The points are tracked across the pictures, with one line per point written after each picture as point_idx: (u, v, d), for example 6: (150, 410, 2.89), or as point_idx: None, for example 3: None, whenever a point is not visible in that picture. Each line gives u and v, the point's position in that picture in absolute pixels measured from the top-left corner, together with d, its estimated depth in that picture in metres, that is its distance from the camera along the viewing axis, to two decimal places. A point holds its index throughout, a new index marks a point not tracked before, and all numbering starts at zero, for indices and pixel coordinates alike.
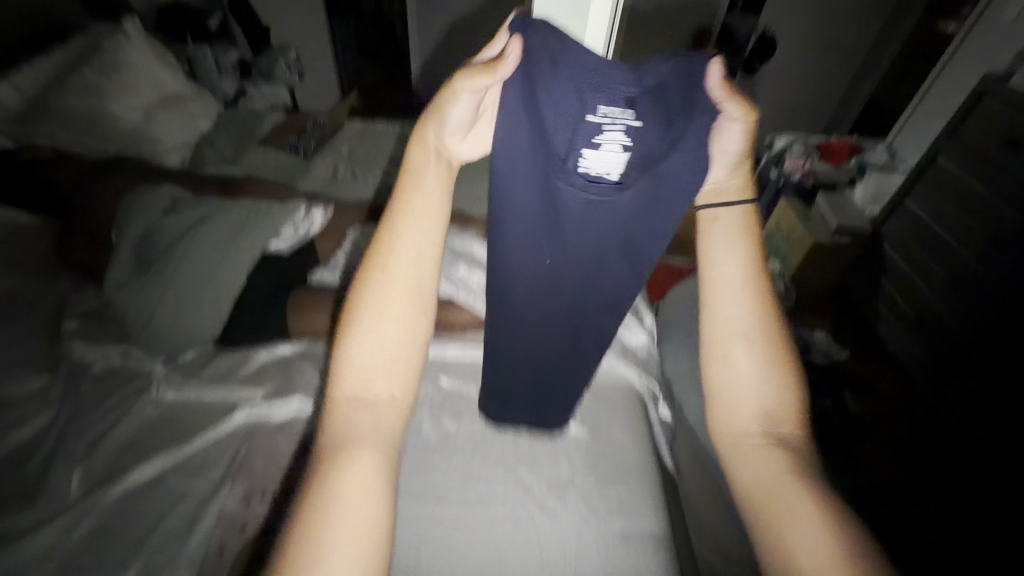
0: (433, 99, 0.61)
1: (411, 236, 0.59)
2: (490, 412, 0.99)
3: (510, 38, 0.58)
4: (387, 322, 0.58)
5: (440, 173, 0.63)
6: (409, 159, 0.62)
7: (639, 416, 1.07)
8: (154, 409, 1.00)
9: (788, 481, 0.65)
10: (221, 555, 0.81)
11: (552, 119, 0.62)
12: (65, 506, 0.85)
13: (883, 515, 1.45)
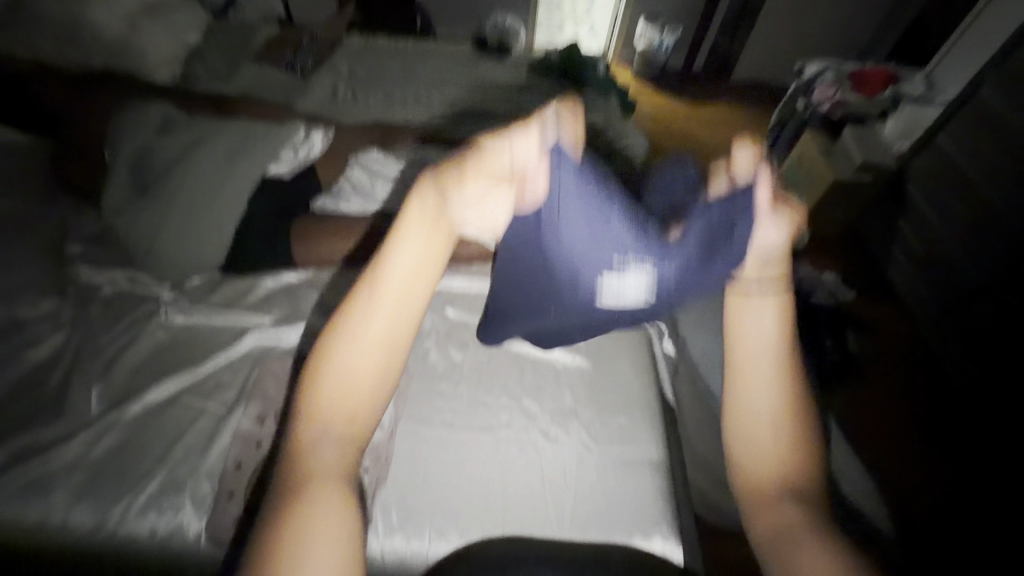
0: (441, 176, 0.62)
1: (391, 283, 0.56)
2: (484, 336, 0.98)
3: (535, 162, 0.63)
4: (349, 366, 0.54)
5: (426, 206, 0.60)
6: (407, 204, 0.61)
7: (642, 350, 1.09)
8: (165, 332, 1.02)
9: (804, 518, 0.57)
10: (239, 469, 0.84)
11: (579, 249, 0.67)
12: (87, 422, 0.88)
13: (873, 448, 1.50)
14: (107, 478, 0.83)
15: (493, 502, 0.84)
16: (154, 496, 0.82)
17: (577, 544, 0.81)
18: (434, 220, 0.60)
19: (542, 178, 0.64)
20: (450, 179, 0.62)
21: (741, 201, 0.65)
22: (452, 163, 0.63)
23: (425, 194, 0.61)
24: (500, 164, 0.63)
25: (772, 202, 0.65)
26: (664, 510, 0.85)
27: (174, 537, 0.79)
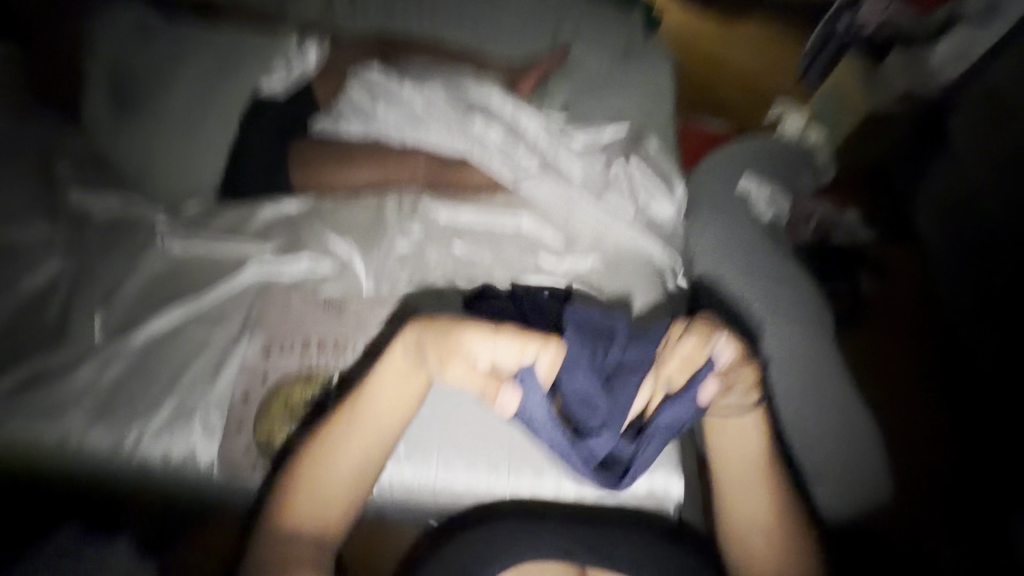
0: (437, 348, 0.78)
1: (369, 409, 0.78)
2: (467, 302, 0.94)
3: (518, 375, 0.78)
4: (345, 463, 0.75)
5: (407, 356, 0.80)
6: (387, 352, 0.81)
7: (656, 292, 1.06)
8: (164, 260, 0.99)
9: (771, 545, 0.77)
10: (247, 401, 0.85)
11: (569, 405, 0.79)
12: (93, 350, 0.88)
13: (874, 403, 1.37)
14: (119, 405, 0.84)
15: (506, 440, 0.86)
16: (165, 424, 0.83)
17: (585, 490, 0.86)
18: (409, 370, 0.80)
19: (511, 399, 0.77)
20: (430, 344, 0.79)
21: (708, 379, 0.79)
22: (434, 336, 0.78)
23: (409, 335, 0.80)
24: (480, 358, 0.77)
25: (717, 387, 0.79)
26: (673, 457, 0.88)
27: (188, 462, 0.82)
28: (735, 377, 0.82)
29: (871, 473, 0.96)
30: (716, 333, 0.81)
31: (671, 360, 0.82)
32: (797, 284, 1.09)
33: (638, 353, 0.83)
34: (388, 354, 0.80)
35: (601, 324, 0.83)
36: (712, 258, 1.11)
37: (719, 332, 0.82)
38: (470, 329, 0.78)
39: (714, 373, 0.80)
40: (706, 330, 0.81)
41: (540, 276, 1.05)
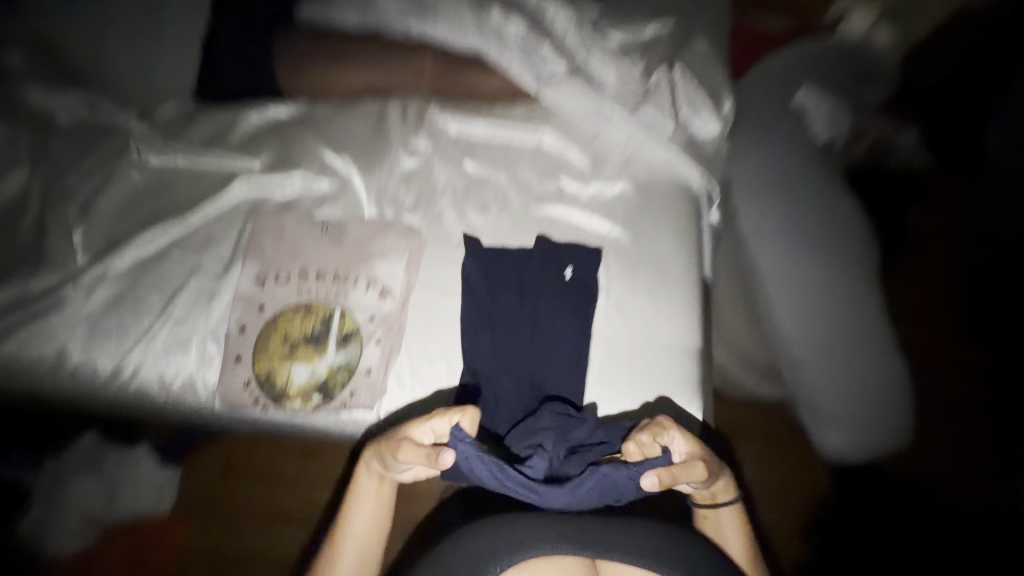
0: (386, 439, 0.66)
1: (352, 545, 0.66)
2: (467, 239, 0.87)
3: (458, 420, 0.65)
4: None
5: (374, 487, 0.69)
6: (354, 484, 0.69)
7: (691, 222, 0.95)
8: (142, 174, 0.89)
9: None
10: (244, 335, 0.78)
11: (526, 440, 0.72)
12: (76, 273, 0.81)
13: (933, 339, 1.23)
14: (109, 334, 0.79)
15: (524, 384, 0.81)
16: (160, 352, 0.78)
17: None
18: (382, 492, 0.69)
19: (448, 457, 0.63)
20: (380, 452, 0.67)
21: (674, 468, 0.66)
22: (379, 445, 0.67)
23: (371, 465, 0.68)
24: (422, 437, 0.65)
25: (667, 478, 0.64)
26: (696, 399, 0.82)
27: (187, 391, 0.78)
28: (690, 472, 0.66)
29: (885, 421, 0.96)
30: (671, 427, 0.69)
31: (628, 447, 0.69)
32: (842, 226, 1.03)
33: (606, 438, 0.73)
34: (357, 487, 0.68)
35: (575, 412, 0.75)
36: (759, 198, 1.05)
37: (673, 424, 0.69)
38: (409, 425, 0.66)
39: (665, 468, 0.65)
40: (659, 425, 0.69)
41: (564, 201, 0.93)
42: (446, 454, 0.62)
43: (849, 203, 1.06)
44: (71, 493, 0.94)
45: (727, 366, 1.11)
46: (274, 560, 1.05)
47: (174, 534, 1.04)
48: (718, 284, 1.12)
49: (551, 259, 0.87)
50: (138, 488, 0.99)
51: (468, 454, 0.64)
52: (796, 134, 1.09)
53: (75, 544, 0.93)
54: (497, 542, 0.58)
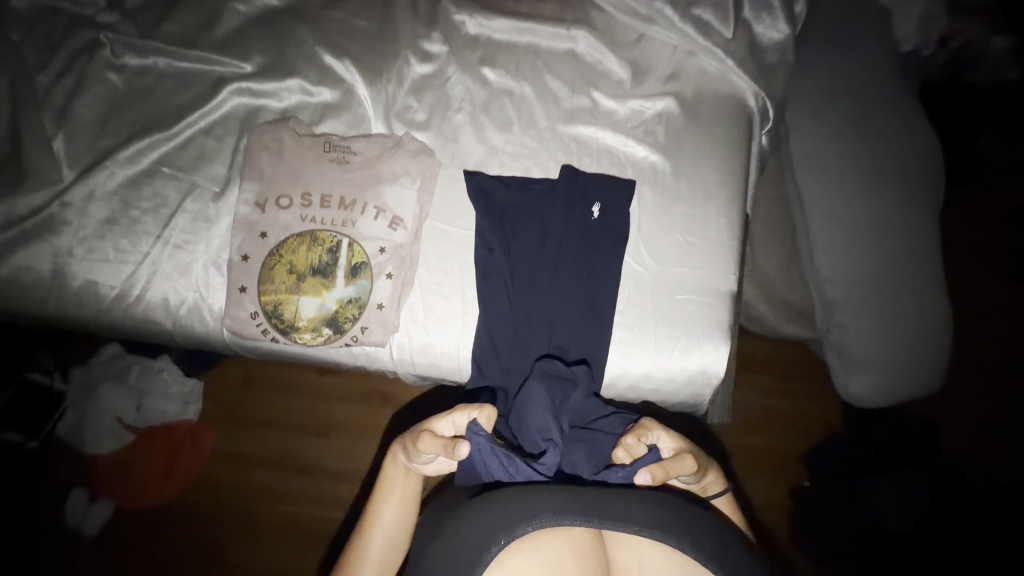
0: (408, 434, 0.67)
1: (378, 539, 0.64)
2: (472, 174, 0.77)
3: (477, 415, 0.64)
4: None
5: (401, 484, 0.67)
6: (381, 478, 0.67)
7: (740, 146, 0.83)
8: (120, 76, 0.79)
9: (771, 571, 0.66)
10: (248, 264, 0.73)
11: (530, 421, 0.68)
12: (64, 188, 0.74)
13: (974, 284, 1.17)
14: (103, 258, 0.73)
15: (543, 324, 0.76)
16: (159, 278, 0.73)
17: (628, 372, 0.76)
18: (409, 489, 0.67)
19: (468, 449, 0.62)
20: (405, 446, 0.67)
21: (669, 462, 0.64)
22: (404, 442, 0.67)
23: (398, 464, 0.67)
24: (443, 429, 0.66)
25: (660, 474, 0.63)
26: (727, 342, 0.76)
27: (193, 317, 0.74)
28: (681, 467, 0.64)
29: (917, 369, 0.89)
30: (656, 425, 0.67)
31: (617, 452, 0.66)
32: (909, 157, 0.91)
33: (607, 428, 0.71)
34: (386, 481, 0.67)
35: (562, 368, 0.72)
36: (819, 120, 0.92)
37: (657, 423, 0.68)
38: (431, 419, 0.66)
39: (657, 464, 0.63)
40: (643, 425, 0.67)
41: (597, 119, 0.82)
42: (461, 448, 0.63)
43: (921, 126, 0.93)
44: (101, 400, 0.98)
45: (755, 305, 1.04)
46: (298, 466, 1.07)
47: (202, 444, 1.06)
48: (756, 219, 1.03)
49: (579, 193, 0.78)
50: (164, 397, 1.02)
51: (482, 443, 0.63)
52: (864, 43, 0.95)
53: (113, 444, 0.99)
54: (496, 521, 0.56)
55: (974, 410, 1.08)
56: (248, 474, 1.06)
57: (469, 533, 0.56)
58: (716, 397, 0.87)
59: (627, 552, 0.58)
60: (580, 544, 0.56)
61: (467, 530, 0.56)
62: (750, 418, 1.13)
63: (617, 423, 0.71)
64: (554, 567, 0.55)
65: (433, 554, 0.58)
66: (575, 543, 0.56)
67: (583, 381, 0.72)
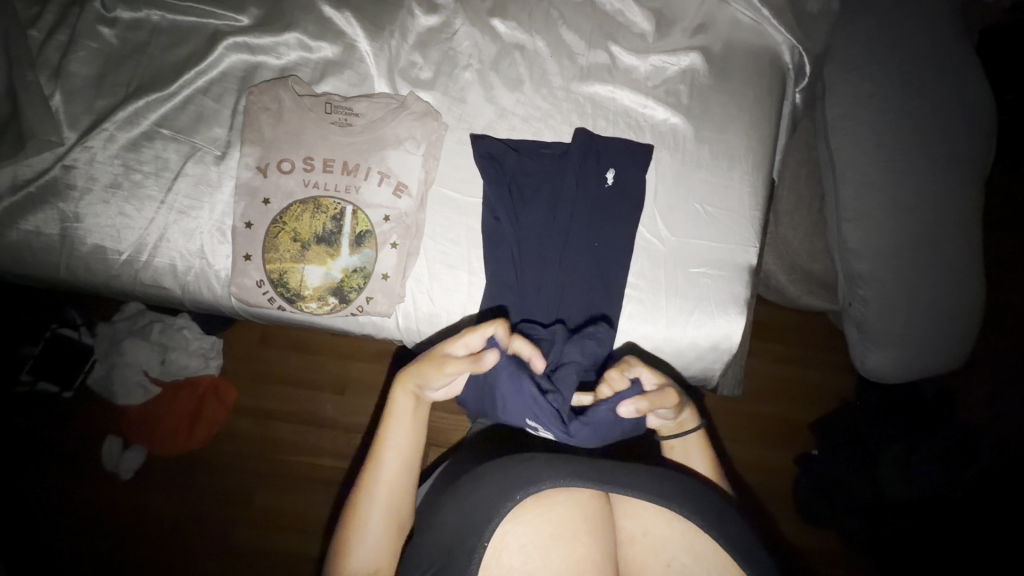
0: (423, 355, 0.64)
1: (390, 465, 0.60)
2: (479, 137, 0.73)
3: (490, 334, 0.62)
4: (373, 545, 0.57)
5: (409, 409, 0.62)
6: (388, 409, 0.62)
7: (772, 106, 0.77)
8: (113, 31, 0.75)
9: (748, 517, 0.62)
10: (251, 231, 0.71)
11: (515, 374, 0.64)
12: (66, 151, 0.73)
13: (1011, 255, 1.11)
14: (110, 222, 0.73)
15: (552, 296, 0.74)
16: (166, 242, 0.73)
17: (636, 346, 0.74)
18: (419, 414, 0.63)
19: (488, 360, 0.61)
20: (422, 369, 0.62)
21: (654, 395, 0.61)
22: (417, 364, 0.63)
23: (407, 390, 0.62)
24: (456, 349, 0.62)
25: (644, 406, 0.60)
26: (742, 317, 0.74)
27: (201, 283, 0.74)
28: (664, 400, 0.61)
29: (942, 347, 0.86)
30: (638, 360, 0.64)
31: (601, 390, 0.64)
32: (957, 115, 0.83)
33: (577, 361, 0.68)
34: (396, 408, 0.62)
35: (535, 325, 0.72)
36: (860, 75, 0.84)
37: (639, 360, 0.65)
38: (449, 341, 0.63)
39: (640, 396, 0.61)
40: (626, 360, 0.64)
41: (614, 77, 0.76)
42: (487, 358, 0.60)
43: (976, 81, 0.85)
44: (127, 354, 1.00)
45: (775, 275, 1.00)
46: (308, 420, 1.10)
47: (225, 399, 1.10)
48: (781, 184, 0.97)
49: (592, 158, 0.74)
50: (185, 354, 1.04)
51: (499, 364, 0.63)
52: None
53: (141, 396, 1.03)
54: (510, 479, 0.57)
55: (999, 385, 1.04)
56: (262, 425, 1.09)
57: (484, 492, 0.58)
58: (728, 373, 0.85)
59: (632, 519, 0.58)
60: (590, 508, 0.57)
61: (482, 488, 0.58)
62: (759, 388, 1.11)
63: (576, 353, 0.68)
64: (566, 524, 0.55)
65: (450, 512, 0.58)
66: (586, 505, 0.57)
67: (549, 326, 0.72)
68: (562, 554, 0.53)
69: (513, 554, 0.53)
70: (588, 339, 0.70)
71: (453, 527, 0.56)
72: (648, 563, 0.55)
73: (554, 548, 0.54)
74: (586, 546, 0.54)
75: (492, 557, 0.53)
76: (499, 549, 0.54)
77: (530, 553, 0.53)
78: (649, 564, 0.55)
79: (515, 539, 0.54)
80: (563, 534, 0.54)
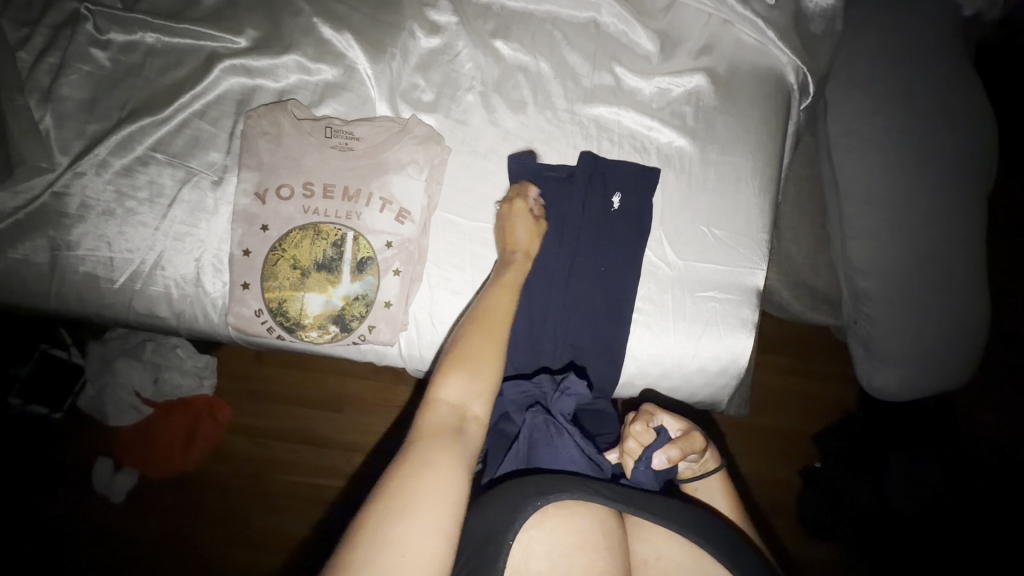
0: (512, 245, 0.66)
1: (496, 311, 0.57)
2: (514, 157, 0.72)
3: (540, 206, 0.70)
4: (475, 376, 0.52)
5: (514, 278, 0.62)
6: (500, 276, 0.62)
7: (778, 127, 0.76)
8: (107, 54, 0.73)
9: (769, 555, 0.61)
10: (249, 258, 0.69)
11: (552, 438, 0.62)
12: (57, 177, 0.71)
13: (1012, 270, 1.11)
14: (103, 250, 0.70)
15: (559, 324, 0.72)
16: (161, 269, 0.71)
17: (644, 372, 0.73)
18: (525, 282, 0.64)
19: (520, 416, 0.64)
20: (514, 239, 0.66)
21: (685, 445, 0.61)
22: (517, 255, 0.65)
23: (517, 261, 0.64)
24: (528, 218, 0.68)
25: (675, 454, 0.60)
26: (752, 340, 0.73)
27: (197, 311, 0.72)
28: (692, 443, 0.61)
29: (949, 370, 0.84)
30: (659, 409, 0.63)
31: (628, 444, 0.62)
32: (964, 132, 0.82)
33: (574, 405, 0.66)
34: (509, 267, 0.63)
35: (527, 383, 0.68)
36: (864, 94, 0.84)
37: (658, 407, 0.64)
38: (505, 224, 0.67)
39: (670, 444, 0.61)
40: (647, 410, 0.63)
41: (620, 98, 0.75)
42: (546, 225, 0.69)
43: (980, 101, 0.84)
44: (119, 374, 0.98)
45: (779, 291, 0.99)
46: (310, 440, 1.06)
47: (219, 417, 1.06)
48: (785, 201, 0.96)
49: (597, 181, 0.73)
50: (180, 373, 1.01)
51: (551, 415, 0.64)
52: (912, 11, 0.86)
53: (133, 416, 1.00)
54: (529, 487, 0.55)
55: (1003, 401, 1.04)
56: (264, 445, 1.06)
57: (507, 494, 0.55)
58: (735, 395, 0.84)
59: (646, 543, 0.57)
60: (609, 522, 0.56)
61: (510, 489, 0.56)
62: (768, 403, 1.10)
63: (569, 398, 0.65)
64: (589, 535, 0.54)
65: (475, 519, 0.55)
66: (604, 519, 0.56)
67: (536, 379, 0.69)
68: (584, 563, 0.52)
69: (539, 560, 0.52)
70: (576, 382, 0.67)
71: (476, 530, 0.54)
72: None
73: (578, 557, 0.53)
74: (606, 560, 0.53)
75: (519, 561, 0.52)
76: (526, 554, 0.52)
77: (555, 561, 0.52)
78: None
79: (541, 546, 0.53)
80: (586, 544, 0.53)
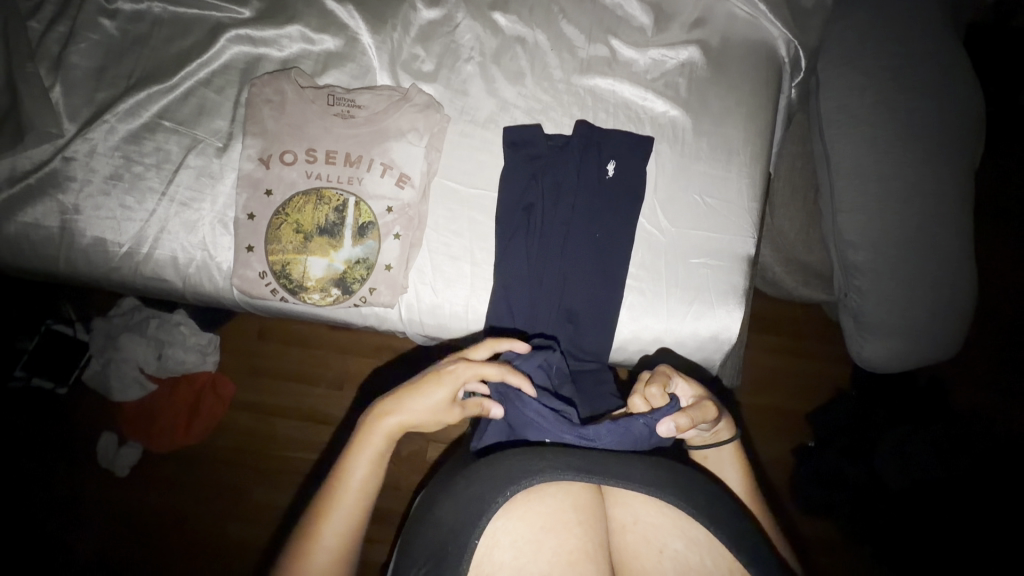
0: (401, 401, 0.59)
1: (355, 483, 0.55)
2: (508, 128, 0.74)
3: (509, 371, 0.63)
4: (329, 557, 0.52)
5: (380, 445, 0.57)
6: (362, 433, 0.57)
7: (768, 99, 0.78)
8: (115, 23, 0.75)
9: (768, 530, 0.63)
10: (253, 224, 0.71)
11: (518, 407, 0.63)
12: (65, 144, 0.73)
13: (1001, 245, 1.13)
14: (109, 215, 0.72)
15: (555, 292, 0.73)
16: (167, 234, 0.73)
17: (638, 337, 0.75)
18: (386, 455, 0.58)
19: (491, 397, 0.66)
20: (410, 410, 0.58)
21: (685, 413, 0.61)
22: (396, 417, 0.58)
23: (380, 434, 0.57)
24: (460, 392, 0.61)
25: (684, 423, 0.61)
26: (741, 307, 0.75)
27: (202, 276, 0.74)
28: (703, 413, 0.62)
29: (937, 340, 0.86)
30: (675, 372, 0.65)
31: (634, 400, 0.64)
32: (951, 110, 0.84)
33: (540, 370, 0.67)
34: (359, 448, 0.56)
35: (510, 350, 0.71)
36: (854, 70, 0.86)
37: (675, 371, 0.66)
38: (462, 363, 0.62)
39: (679, 412, 0.61)
40: (665, 373, 0.65)
41: (614, 70, 0.77)
42: (496, 409, 0.64)
43: (966, 77, 0.87)
44: (123, 349, 0.99)
45: (770, 267, 1.02)
46: (308, 414, 1.08)
47: (221, 391, 1.08)
48: (777, 177, 0.98)
49: (593, 151, 0.74)
50: (183, 349, 1.02)
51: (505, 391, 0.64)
52: None
53: (137, 392, 1.02)
54: (500, 475, 0.56)
55: (991, 375, 1.06)
56: (262, 420, 1.08)
57: (481, 479, 0.56)
58: (728, 364, 0.86)
59: (624, 507, 0.57)
60: (581, 498, 0.56)
61: (482, 474, 0.57)
62: (761, 379, 1.13)
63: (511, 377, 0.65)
64: (558, 516, 0.54)
65: (447, 505, 0.56)
66: (576, 496, 0.56)
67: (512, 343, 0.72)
68: (553, 546, 0.52)
69: (505, 551, 0.52)
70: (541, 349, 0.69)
71: (447, 519, 0.54)
72: (639, 550, 0.54)
73: (546, 541, 0.52)
74: (577, 537, 0.53)
75: (485, 552, 0.52)
76: (491, 544, 0.53)
77: (522, 547, 0.52)
78: (642, 551, 0.54)
79: (506, 536, 0.53)
80: (553, 527, 0.53)
